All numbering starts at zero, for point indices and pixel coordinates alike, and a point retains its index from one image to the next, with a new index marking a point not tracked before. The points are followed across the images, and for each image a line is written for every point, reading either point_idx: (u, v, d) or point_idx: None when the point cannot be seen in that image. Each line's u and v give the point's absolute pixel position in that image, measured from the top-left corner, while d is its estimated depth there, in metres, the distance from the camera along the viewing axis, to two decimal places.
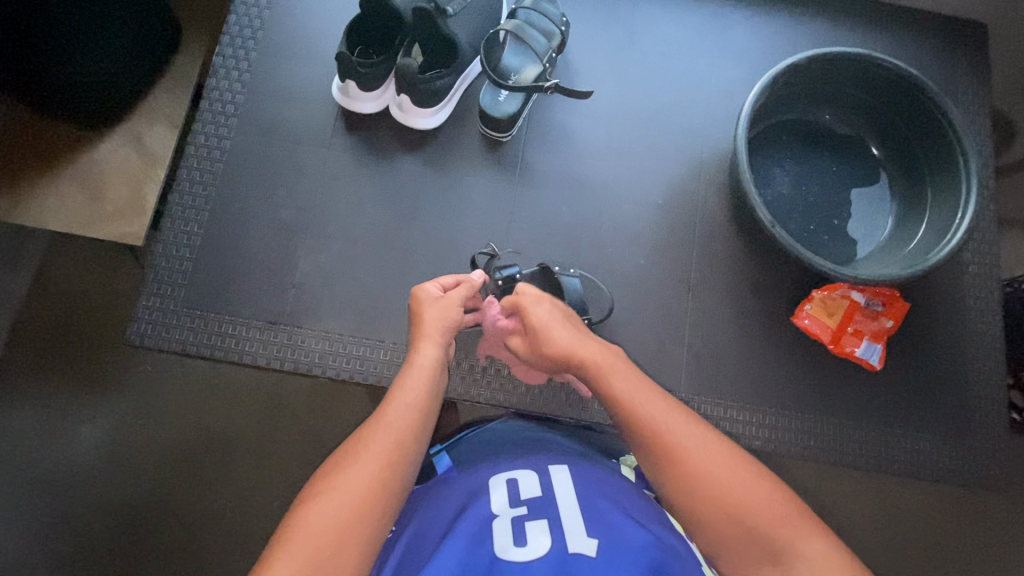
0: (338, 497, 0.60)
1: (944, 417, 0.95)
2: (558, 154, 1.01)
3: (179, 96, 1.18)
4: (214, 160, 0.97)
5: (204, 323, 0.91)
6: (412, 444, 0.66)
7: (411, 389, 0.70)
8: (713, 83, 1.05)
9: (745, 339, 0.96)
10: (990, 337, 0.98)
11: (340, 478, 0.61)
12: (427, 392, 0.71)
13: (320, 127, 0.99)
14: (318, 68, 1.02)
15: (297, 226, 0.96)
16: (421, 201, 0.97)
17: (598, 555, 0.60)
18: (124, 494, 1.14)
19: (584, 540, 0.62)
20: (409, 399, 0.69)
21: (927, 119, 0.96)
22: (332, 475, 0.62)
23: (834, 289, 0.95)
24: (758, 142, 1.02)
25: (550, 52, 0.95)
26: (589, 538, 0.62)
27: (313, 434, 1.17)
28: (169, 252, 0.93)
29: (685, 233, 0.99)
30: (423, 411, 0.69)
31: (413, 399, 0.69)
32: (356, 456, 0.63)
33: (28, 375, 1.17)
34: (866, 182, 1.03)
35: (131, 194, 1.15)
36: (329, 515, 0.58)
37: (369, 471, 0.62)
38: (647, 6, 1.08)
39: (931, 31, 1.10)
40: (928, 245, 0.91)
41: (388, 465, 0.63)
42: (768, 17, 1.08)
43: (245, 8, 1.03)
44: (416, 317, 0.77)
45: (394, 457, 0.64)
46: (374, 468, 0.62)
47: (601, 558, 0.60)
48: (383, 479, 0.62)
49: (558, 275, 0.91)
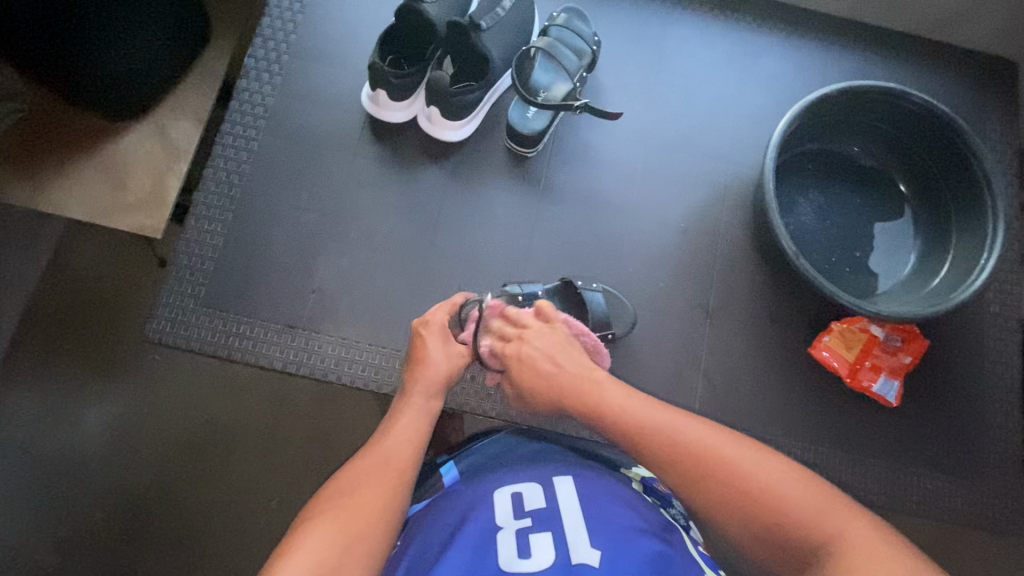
0: (340, 514, 0.62)
1: (958, 457, 0.94)
2: (582, 172, 1.01)
3: (206, 91, 1.19)
4: (241, 161, 0.98)
5: (223, 323, 0.91)
6: (411, 473, 0.70)
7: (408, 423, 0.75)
8: (740, 108, 1.05)
9: (761, 368, 0.95)
10: (1009, 377, 0.98)
11: (342, 500, 0.64)
12: (424, 430, 0.76)
13: (348, 133, 1.00)
14: (348, 75, 1.03)
15: (320, 231, 0.96)
16: (444, 211, 0.98)
17: (602, 564, 0.60)
18: (131, 485, 1.14)
19: (588, 551, 0.61)
20: (408, 435, 0.74)
21: (955, 157, 0.95)
22: (334, 497, 0.65)
23: (854, 323, 0.94)
24: (784, 171, 1.02)
25: (581, 71, 0.96)
26: (593, 548, 0.62)
27: (321, 438, 1.17)
28: (192, 250, 0.93)
29: (705, 257, 0.99)
30: (420, 447, 0.73)
31: (410, 437, 0.73)
32: (358, 479, 0.67)
33: (42, 361, 1.17)
34: (891, 216, 1.03)
35: (153, 186, 1.15)
36: (331, 530, 0.60)
37: (373, 492, 0.65)
38: (678, 28, 1.08)
39: (962, 68, 1.10)
40: (951, 285, 0.91)
41: (389, 491, 0.66)
42: (799, 45, 1.08)
43: (279, 11, 1.04)
44: (418, 357, 0.81)
45: (396, 485, 0.67)
46: (376, 492, 0.66)
47: (605, 566, 0.60)
48: (385, 502, 0.65)
49: (581, 289, 0.91)
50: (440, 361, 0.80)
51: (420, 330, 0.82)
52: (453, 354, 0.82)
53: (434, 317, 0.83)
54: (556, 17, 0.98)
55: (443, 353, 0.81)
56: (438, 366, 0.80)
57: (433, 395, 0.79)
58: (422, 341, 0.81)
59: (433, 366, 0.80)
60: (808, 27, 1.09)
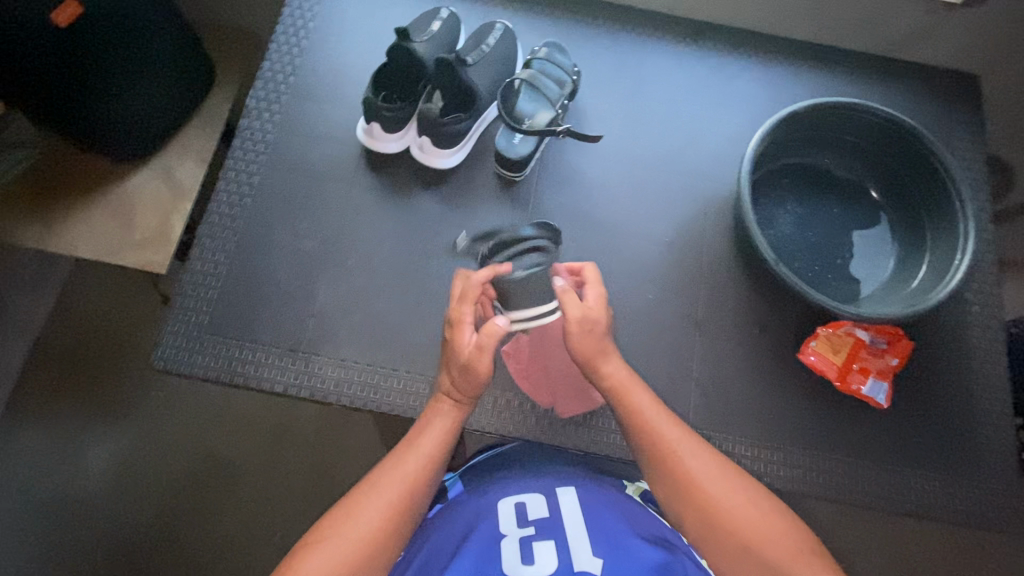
0: (341, 544, 0.64)
1: (954, 457, 0.95)
2: (569, 193, 1.05)
3: (210, 133, 1.26)
4: (243, 195, 1.03)
5: (226, 349, 0.94)
6: (422, 497, 0.70)
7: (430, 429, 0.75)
8: (717, 128, 1.11)
9: (752, 376, 0.97)
10: (997, 375, 1.00)
11: (345, 525, 0.66)
12: (443, 444, 0.75)
13: (345, 164, 1.05)
14: (344, 110, 1.09)
15: (319, 258, 1.00)
16: (438, 235, 1.02)
17: (604, 571, 0.65)
18: (134, 520, 1.14)
19: (589, 558, 0.66)
20: (427, 450, 0.73)
21: (922, 164, 1.01)
22: (338, 522, 0.66)
23: (839, 327, 0.96)
24: (762, 184, 1.06)
25: (562, 99, 1.02)
26: (594, 556, 0.66)
27: (323, 462, 1.19)
28: (196, 281, 0.97)
29: (691, 268, 1.02)
30: (435, 464, 0.73)
31: (425, 453, 0.73)
32: (363, 504, 0.68)
33: (46, 399, 1.20)
34: (868, 223, 1.07)
35: (158, 224, 1.20)
36: (331, 561, 0.63)
37: (375, 520, 0.66)
38: (654, 56, 1.15)
39: (926, 82, 1.16)
40: (928, 286, 0.94)
41: (396, 515, 0.67)
42: (768, 67, 1.15)
43: (278, 55, 1.11)
44: (450, 360, 0.77)
45: (404, 509, 0.68)
46: (381, 520, 0.67)
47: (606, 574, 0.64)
48: (389, 531, 0.66)
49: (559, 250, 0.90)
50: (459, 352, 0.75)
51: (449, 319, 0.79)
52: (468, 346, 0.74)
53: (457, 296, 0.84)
54: (539, 51, 1.04)
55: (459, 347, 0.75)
56: (456, 360, 0.75)
57: (461, 403, 0.78)
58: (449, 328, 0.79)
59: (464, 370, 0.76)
60: (777, 51, 1.16)
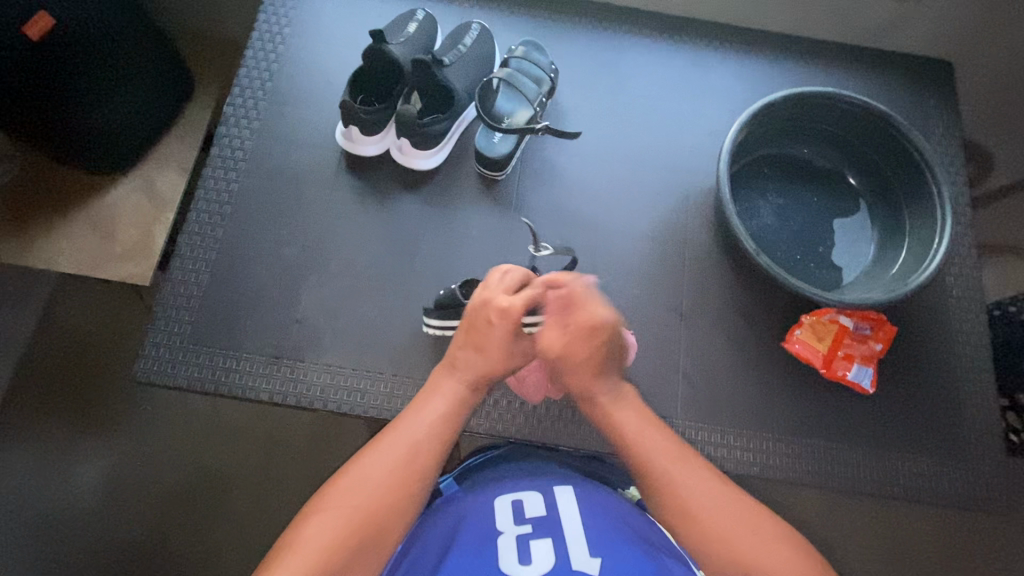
0: (340, 511, 0.65)
1: (940, 439, 0.96)
2: (551, 190, 1.05)
3: (190, 142, 1.25)
4: (223, 203, 1.02)
5: (210, 358, 0.93)
6: (429, 470, 0.70)
7: (433, 413, 0.74)
8: (696, 121, 1.12)
9: (739, 366, 0.98)
10: (980, 356, 1.01)
11: (345, 493, 0.67)
12: (451, 420, 0.74)
13: (325, 169, 1.05)
14: (322, 115, 1.08)
15: (302, 264, 0.99)
16: (421, 236, 1.02)
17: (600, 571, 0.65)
18: (123, 537, 1.13)
19: (587, 558, 0.66)
20: (436, 424, 0.73)
21: (897, 150, 1.02)
22: (338, 490, 0.67)
23: (822, 314, 0.97)
24: (742, 176, 1.07)
25: (540, 96, 1.01)
26: (591, 556, 0.67)
27: (313, 469, 1.18)
28: (177, 291, 0.96)
29: (674, 262, 1.03)
30: (443, 441, 0.73)
31: (433, 428, 0.73)
32: (365, 474, 0.68)
33: (29, 416, 1.18)
34: (847, 210, 1.08)
35: (140, 236, 1.19)
36: (329, 528, 0.64)
37: (376, 491, 0.67)
38: (631, 52, 1.15)
39: (900, 71, 1.17)
40: (908, 270, 0.95)
41: (397, 488, 0.68)
42: (744, 60, 1.16)
43: (254, 61, 1.10)
44: (479, 344, 0.75)
45: (411, 489, 0.68)
46: (382, 489, 0.67)
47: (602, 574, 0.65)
48: (389, 503, 0.67)
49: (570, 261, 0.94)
50: (506, 353, 0.76)
51: (491, 320, 0.74)
52: (520, 349, 0.77)
53: (484, 289, 0.78)
54: (515, 50, 1.05)
55: (507, 348, 0.75)
56: (501, 359, 0.76)
57: (475, 385, 0.76)
58: (491, 330, 0.74)
59: (491, 355, 0.75)
60: (753, 44, 1.17)
